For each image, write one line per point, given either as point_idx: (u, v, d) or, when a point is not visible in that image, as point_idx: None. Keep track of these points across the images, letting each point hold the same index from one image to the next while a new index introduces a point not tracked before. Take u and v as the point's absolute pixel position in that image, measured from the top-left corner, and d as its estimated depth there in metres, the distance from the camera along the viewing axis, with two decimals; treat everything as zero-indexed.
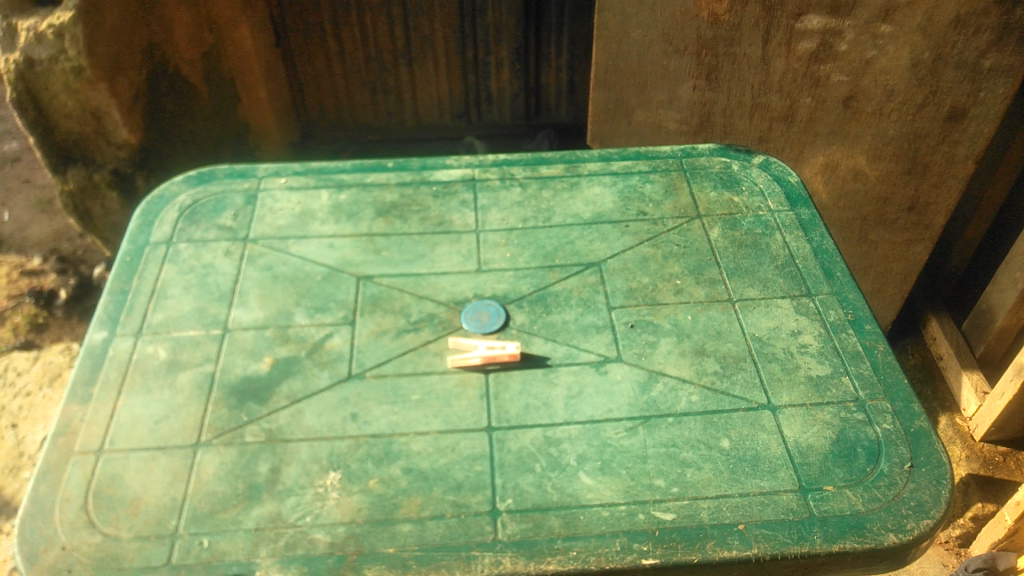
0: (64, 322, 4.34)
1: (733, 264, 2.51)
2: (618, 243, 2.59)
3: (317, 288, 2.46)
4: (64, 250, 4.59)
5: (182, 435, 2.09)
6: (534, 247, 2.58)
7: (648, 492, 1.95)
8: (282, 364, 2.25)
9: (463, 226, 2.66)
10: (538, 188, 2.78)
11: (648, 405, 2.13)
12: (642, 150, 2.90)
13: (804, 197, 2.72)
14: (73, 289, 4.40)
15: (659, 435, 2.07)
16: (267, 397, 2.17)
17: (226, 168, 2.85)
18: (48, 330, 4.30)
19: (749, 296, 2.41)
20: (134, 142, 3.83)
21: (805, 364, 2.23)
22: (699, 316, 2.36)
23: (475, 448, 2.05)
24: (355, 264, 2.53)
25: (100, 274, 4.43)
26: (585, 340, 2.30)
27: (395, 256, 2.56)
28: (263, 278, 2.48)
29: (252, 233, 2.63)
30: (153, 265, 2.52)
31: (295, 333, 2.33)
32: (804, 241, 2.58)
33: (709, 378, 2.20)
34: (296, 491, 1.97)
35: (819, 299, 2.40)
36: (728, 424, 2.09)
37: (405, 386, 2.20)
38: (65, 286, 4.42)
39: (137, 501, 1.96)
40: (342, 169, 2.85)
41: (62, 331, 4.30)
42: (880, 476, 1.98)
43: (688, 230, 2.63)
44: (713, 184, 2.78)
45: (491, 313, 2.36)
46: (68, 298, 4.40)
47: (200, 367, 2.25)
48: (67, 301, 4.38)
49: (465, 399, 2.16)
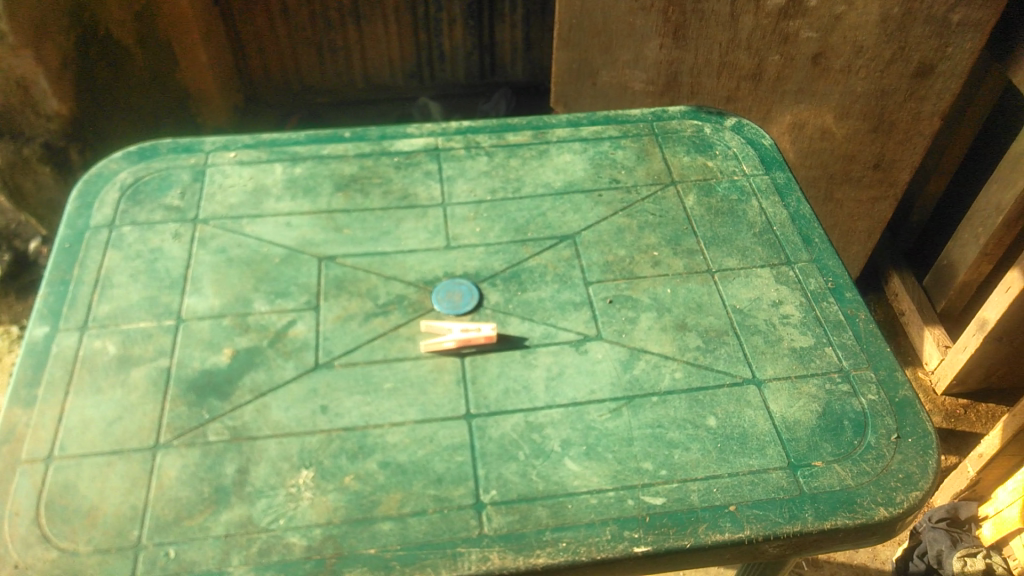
0: None
1: (710, 232, 2.44)
2: (592, 213, 2.49)
3: (276, 271, 2.31)
4: None
5: (139, 437, 1.95)
6: (504, 221, 2.47)
7: (636, 476, 1.89)
8: (244, 355, 2.11)
9: (429, 200, 2.53)
10: (506, 157, 2.66)
11: (631, 385, 2.07)
12: (612, 114, 2.79)
13: (778, 161, 2.66)
14: (8, 265, 4.11)
15: (644, 415, 2.00)
16: (229, 393, 2.03)
17: (169, 142, 2.65)
18: None
19: (728, 265, 2.35)
20: (66, 113, 3.63)
21: (788, 335, 2.18)
22: (679, 289, 2.28)
23: (454, 438, 1.96)
24: (316, 243, 2.39)
25: (37, 249, 4.13)
26: (562, 318, 2.22)
27: (358, 235, 2.42)
28: (217, 261, 2.33)
29: (202, 213, 2.45)
30: (95, 252, 2.34)
31: (255, 321, 2.19)
32: (780, 206, 2.51)
33: (692, 353, 2.13)
34: (266, 492, 1.86)
35: (798, 267, 2.34)
36: (713, 402, 2.03)
37: (377, 375, 2.09)
38: None
39: (94, 511, 1.83)
40: (296, 140, 2.67)
41: None
42: (868, 449, 1.95)
43: (663, 198, 2.54)
44: (686, 149, 2.69)
45: (463, 293, 2.25)
46: (2, 275, 4.12)
47: (154, 362, 2.09)
48: (2, 278, 4.13)
49: (441, 385, 2.07)
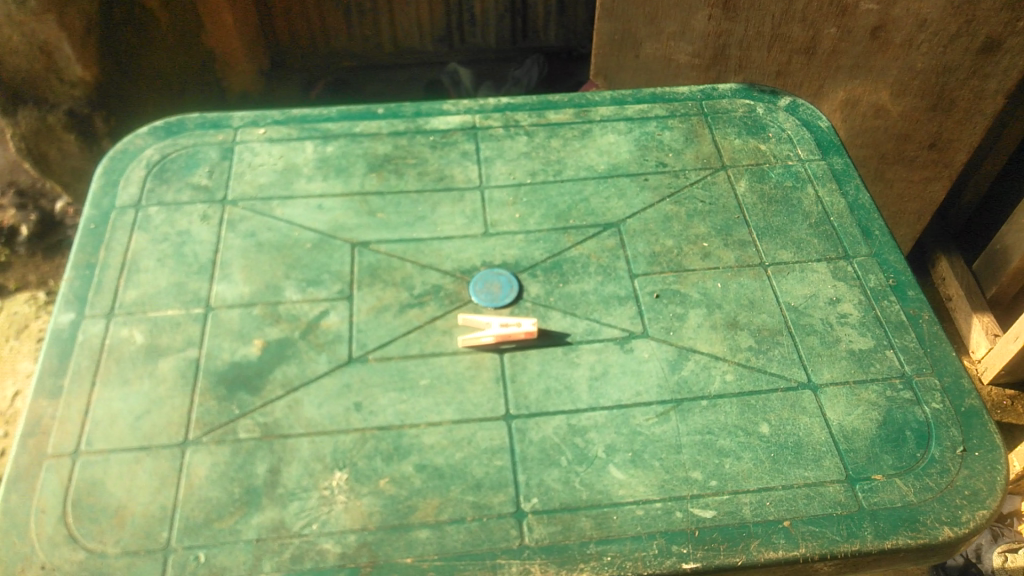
0: (28, 261, 4.09)
1: (763, 222, 2.30)
2: (638, 200, 2.37)
3: (307, 258, 2.21)
4: (23, 183, 4.22)
5: (167, 433, 1.88)
6: (544, 207, 2.36)
7: (685, 486, 1.80)
8: (275, 347, 2.03)
9: (465, 182, 2.42)
10: (547, 137, 2.53)
11: (679, 387, 1.97)
12: (659, 92, 2.64)
13: (836, 144, 2.50)
14: (35, 225, 4.11)
15: (692, 421, 1.91)
16: (259, 387, 1.96)
17: (197, 117, 2.55)
18: (11, 269, 4.07)
19: (782, 259, 2.22)
20: (89, 79, 3.54)
21: (846, 336, 2.06)
22: (730, 284, 2.16)
23: (493, 441, 1.88)
24: (349, 228, 2.29)
25: (64, 210, 4.12)
26: (607, 313, 2.11)
27: (393, 220, 2.32)
28: (247, 246, 2.24)
29: (230, 194, 2.36)
30: (121, 234, 2.26)
31: (286, 311, 2.10)
32: (839, 194, 2.37)
33: (744, 354, 2.02)
34: (298, 495, 1.79)
35: (857, 261, 2.21)
36: (766, 407, 1.93)
37: (413, 371, 2.00)
38: (26, 222, 4.11)
39: (122, 510, 1.77)
40: (327, 117, 2.56)
41: (27, 271, 4.06)
42: (932, 462, 1.84)
43: (713, 183, 2.40)
44: (737, 130, 2.54)
45: (503, 285, 2.15)
46: (29, 235, 4.10)
47: (182, 353, 2.02)
48: (30, 239, 4.11)
49: (479, 383, 1.98)
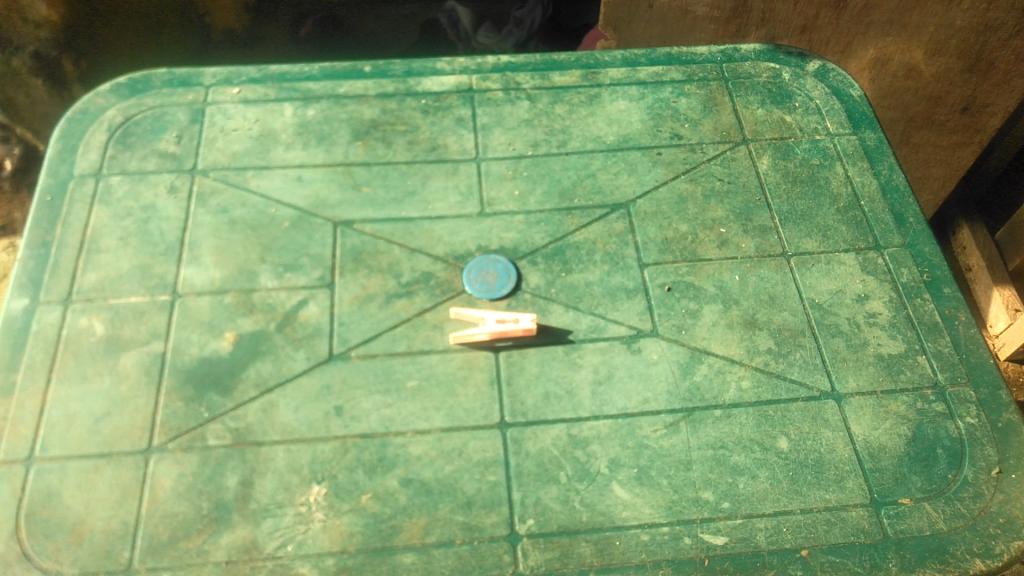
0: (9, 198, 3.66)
1: (787, 206, 2.10)
2: (650, 177, 2.15)
3: (284, 238, 2.01)
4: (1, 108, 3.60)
5: (130, 439, 1.72)
6: (547, 183, 2.14)
7: (695, 508, 1.66)
8: (248, 341, 1.85)
9: (460, 153, 2.19)
10: (550, 102, 2.30)
11: (690, 394, 1.80)
12: (675, 52, 2.39)
13: (869, 117, 2.28)
14: (19, 160, 3.59)
15: (704, 433, 1.75)
16: (231, 387, 1.78)
17: (164, 74, 2.30)
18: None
19: (806, 248, 2.02)
20: (56, 19, 3.29)
21: (875, 339, 1.88)
22: (749, 277, 1.97)
23: (486, 452, 1.72)
24: (331, 204, 2.08)
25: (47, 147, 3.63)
26: (613, 308, 1.92)
27: (380, 196, 2.10)
28: (218, 223, 2.03)
29: (201, 163, 2.14)
30: (80, 207, 2.04)
31: (260, 300, 1.91)
32: (870, 175, 2.16)
33: (763, 358, 1.85)
34: (272, 511, 1.64)
35: (889, 253, 2.02)
36: (786, 419, 1.77)
37: (399, 370, 1.82)
38: (9, 156, 3.58)
39: (80, 526, 1.62)
40: (309, 75, 2.32)
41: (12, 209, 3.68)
42: (965, 485, 1.70)
43: (733, 159, 2.18)
44: (761, 98, 2.31)
45: (499, 273, 1.96)
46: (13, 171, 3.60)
47: (146, 346, 1.84)
48: (14, 174, 3.62)
49: (472, 386, 1.81)
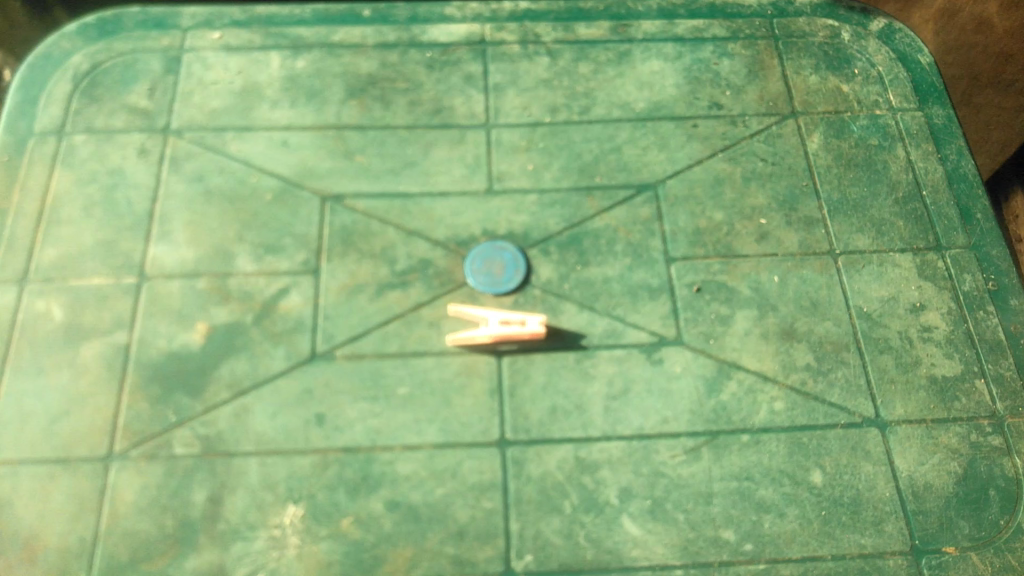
0: None
1: (838, 194, 1.84)
2: (683, 153, 1.89)
3: (266, 215, 1.79)
4: None
5: (88, 443, 1.55)
6: (565, 157, 1.89)
7: (713, 549, 1.48)
8: (221, 335, 1.66)
9: (468, 117, 1.93)
10: (573, 60, 2.01)
11: (716, 415, 1.60)
12: (719, 3, 2.08)
13: (938, 90, 1.98)
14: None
15: (729, 462, 1.55)
16: (201, 388, 1.60)
17: (137, 13, 2.03)
18: None
19: (857, 246, 1.78)
20: None
21: (928, 358, 1.66)
22: (789, 278, 1.74)
23: (483, 474, 1.54)
24: (320, 175, 1.84)
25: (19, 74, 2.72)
26: (633, 309, 1.70)
27: (375, 166, 1.86)
28: (193, 195, 1.81)
29: (175, 121, 1.89)
30: (40, 171, 1.82)
31: (237, 286, 1.71)
32: (935, 161, 1.89)
33: (799, 376, 1.63)
34: (243, 534, 1.47)
35: (950, 255, 1.78)
36: (821, 449, 1.57)
37: (389, 375, 1.63)
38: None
39: (33, 541, 1.47)
40: (299, 19, 2.04)
41: None
42: (1018, 534, 1.52)
43: (779, 135, 1.91)
44: (815, 62, 2.01)
45: (506, 264, 1.74)
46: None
47: (108, 336, 1.65)
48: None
49: (470, 396, 1.62)
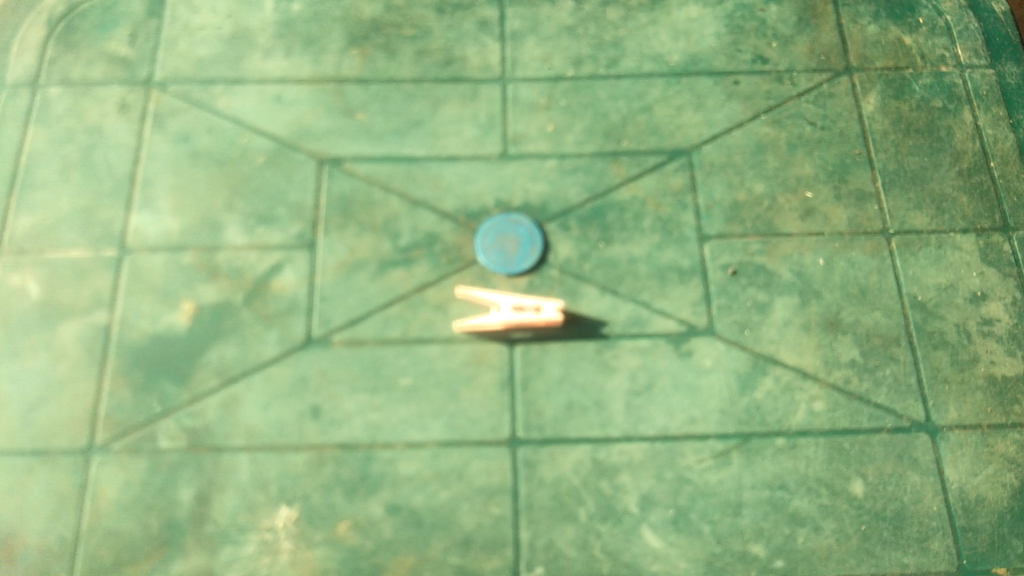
0: None
1: (894, 164, 1.64)
2: (721, 115, 1.69)
3: (258, 181, 1.63)
4: None
5: (67, 435, 1.43)
6: (589, 117, 1.69)
7: (741, 565, 1.36)
8: (209, 316, 1.52)
9: (482, 70, 1.73)
10: (601, 4, 1.79)
11: (748, 415, 1.45)
12: None
13: (1013, 44, 1.75)
14: None
15: (761, 469, 1.42)
16: (187, 375, 1.48)
17: None
18: None
19: (913, 225, 1.59)
20: None
21: (987, 355, 1.50)
22: (836, 261, 1.56)
23: (492, 477, 1.42)
24: (317, 136, 1.67)
25: None
26: (661, 294, 1.54)
27: (378, 125, 1.68)
28: (178, 157, 1.65)
29: (158, 72, 1.71)
30: (13, 129, 1.66)
31: (226, 261, 1.56)
32: (1005, 128, 1.68)
33: (843, 373, 1.48)
34: (232, 537, 1.37)
35: (1017, 238, 1.59)
36: (864, 456, 1.42)
37: (391, 364, 1.49)
38: None
39: (11, 541, 1.37)
40: None
41: None
42: None
43: (831, 95, 1.70)
44: (875, 9, 1.77)
45: (520, 241, 1.57)
46: None
47: (87, 316, 1.51)
48: None
49: (478, 389, 1.48)
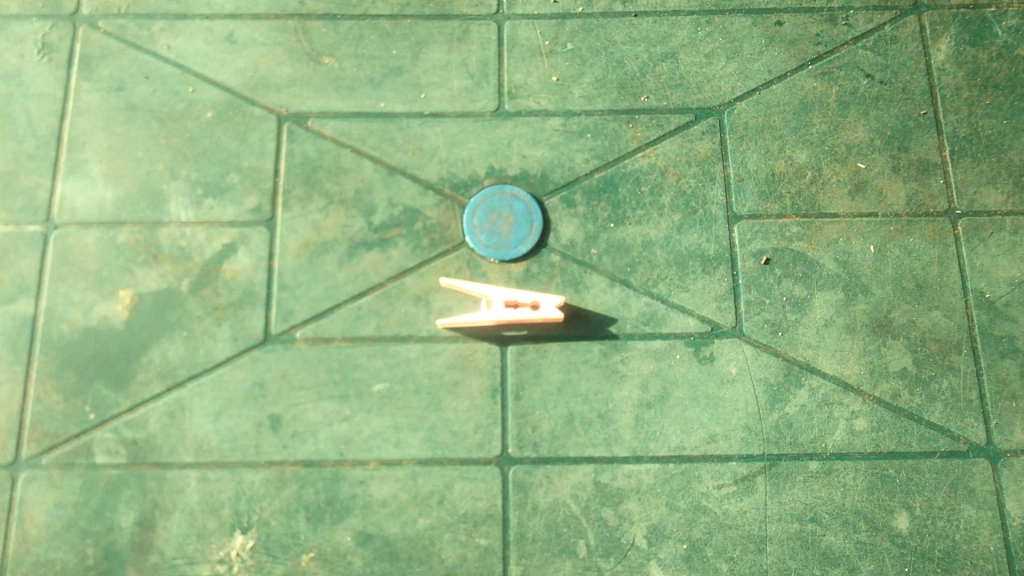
0: None
1: (966, 129, 1.37)
2: (760, 64, 1.40)
3: (206, 142, 1.37)
4: None
5: None
6: (601, 65, 1.41)
7: None
8: (150, 307, 1.30)
9: (474, 4, 1.44)
10: None
11: (778, 434, 1.25)
12: None
13: None
14: None
15: (791, 498, 1.22)
16: (126, 378, 1.27)
17: None
18: None
19: (985, 205, 1.34)
20: None
21: None
22: (891, 248, 1.31)
23: (478, 502, 1.23)
24: (276, 86, 1.40)
25: None
26: (681, 286, 1.31)
27: (349, 73, 1.40)
28: (112, 111, 1.39)
29: (86, 5, 1.43)
30: None
31: (169, 240, 1.33)
32: None
33: (892, 385, 1.26)
34: (180, 569, 1.20)
35: None
36: (912, 485, 1.22)
37: (363, 366, 1.28)
38: None
39: None
40: None
41: None
42: None
43: (894, 40, 1.41)
44: None
45: (516, 220, 1.33)
46: None
47: (9, 306, 1.30)
48: None
49: (464, 397, 1.27)
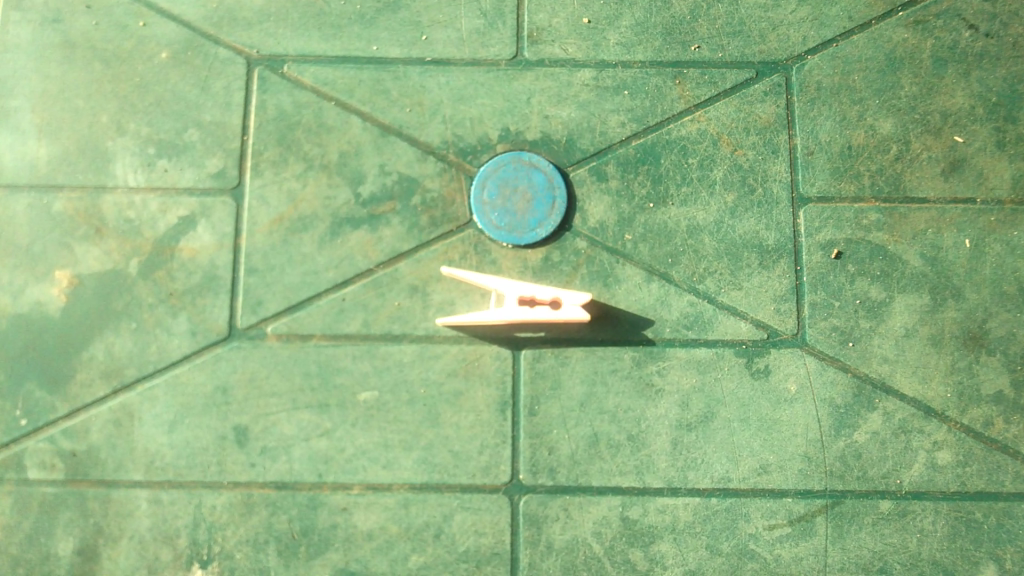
0: None
1: None
2: (839, 9, 1.14)
3: (160, 90, 1.13)
4: None
5: None
6: (643, 5, 1.15)
7: None
8: (93, 292, 1.08)
9: None
10: None
11: (844, 467, 1.04)
12: None
13: None
14: None
15: (856, 545, 1.03)
16: (65, 377, 1.06)
17: None
18: None
19: None
20: None
21: None
22: (990, 245, 1.09)
23: (482, 538, 1.04)
24: (246, 22, 1.15)
25: None
26: (733, 283, 1.08)
27: (335, 8, 1.15)
28: (47, 49, 1.14)
29: None
30: None
31: (115, 210, 1.10)
32: None
33: (982, 412, 1.05)
34: None
35: None
36: (998, 533, 1.04)
37: (347, 371, 1.07)
38: None
39: None
40: None
41: None
42: None
43: None
44: None
45: (535, 195, 1.10)
46: None
47: None
48: None
49: (468, 411, 1.06)
